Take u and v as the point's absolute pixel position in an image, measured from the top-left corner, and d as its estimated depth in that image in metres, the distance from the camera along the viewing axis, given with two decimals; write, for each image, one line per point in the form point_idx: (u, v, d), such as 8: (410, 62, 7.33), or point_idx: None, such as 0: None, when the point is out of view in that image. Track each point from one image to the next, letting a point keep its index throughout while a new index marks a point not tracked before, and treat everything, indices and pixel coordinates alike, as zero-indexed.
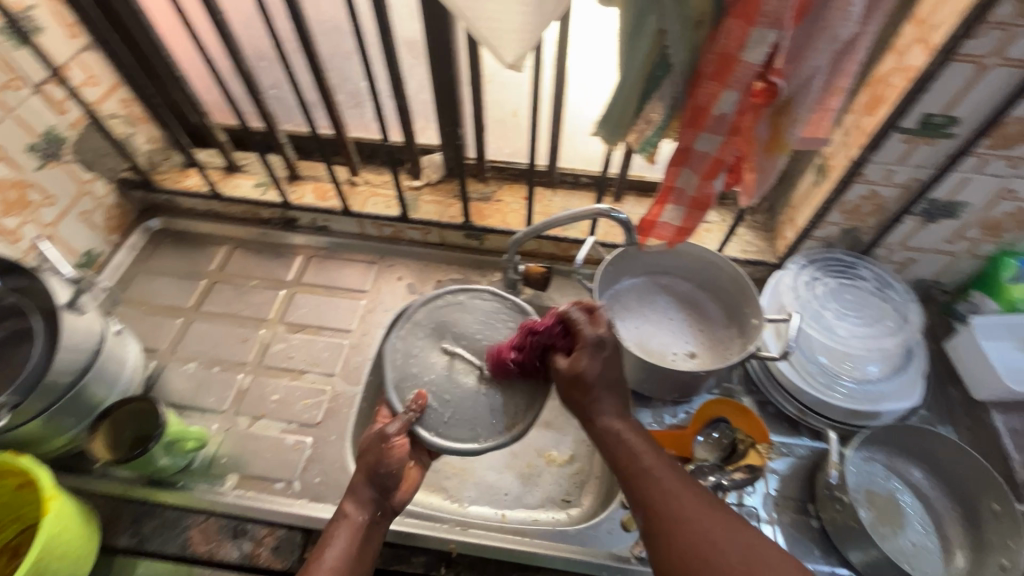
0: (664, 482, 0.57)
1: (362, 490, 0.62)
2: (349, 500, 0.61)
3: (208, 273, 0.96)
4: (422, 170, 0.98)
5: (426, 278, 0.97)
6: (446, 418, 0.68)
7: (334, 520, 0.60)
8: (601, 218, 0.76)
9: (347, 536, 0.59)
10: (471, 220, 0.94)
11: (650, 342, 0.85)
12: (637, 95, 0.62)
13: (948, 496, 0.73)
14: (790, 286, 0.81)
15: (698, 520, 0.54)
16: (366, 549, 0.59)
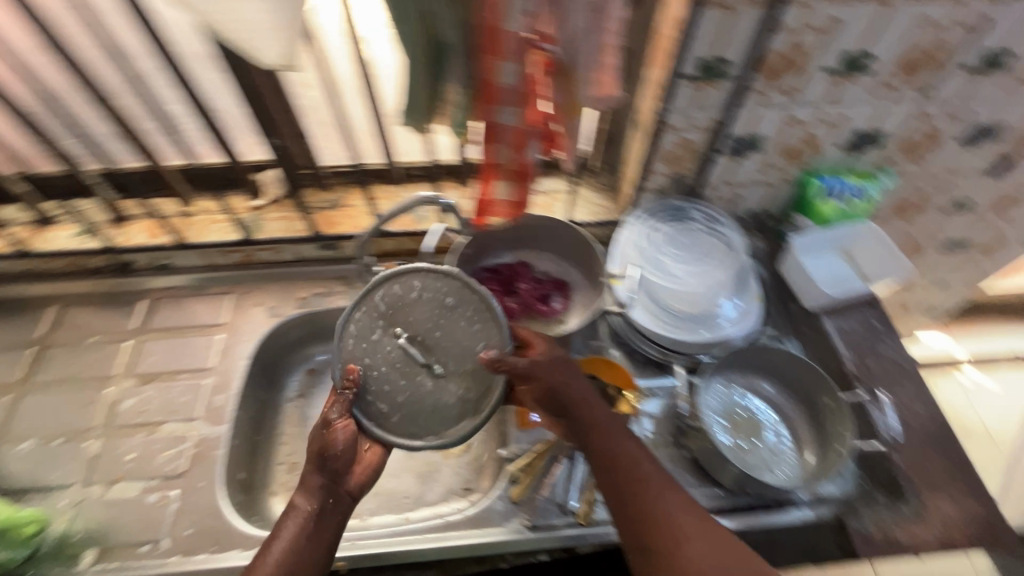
0: (647, 478, 0.60)
1: (309, 482, 0.62)
2: (297, 494, 0.61)
3: (36, 340, 0.87)
4: (261, 188, 0.93)
5: (288, 299, 0.93)
6: (386, 412, 0.65)
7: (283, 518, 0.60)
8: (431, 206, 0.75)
9: (294, 528, 0.59)
10: (320, 230, 0.91)
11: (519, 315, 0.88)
12: (430, 79, 0.63)
13: (796, 400, 0.80)
14: (632, 240, 0.84)
15: (678, 518, 0.57)
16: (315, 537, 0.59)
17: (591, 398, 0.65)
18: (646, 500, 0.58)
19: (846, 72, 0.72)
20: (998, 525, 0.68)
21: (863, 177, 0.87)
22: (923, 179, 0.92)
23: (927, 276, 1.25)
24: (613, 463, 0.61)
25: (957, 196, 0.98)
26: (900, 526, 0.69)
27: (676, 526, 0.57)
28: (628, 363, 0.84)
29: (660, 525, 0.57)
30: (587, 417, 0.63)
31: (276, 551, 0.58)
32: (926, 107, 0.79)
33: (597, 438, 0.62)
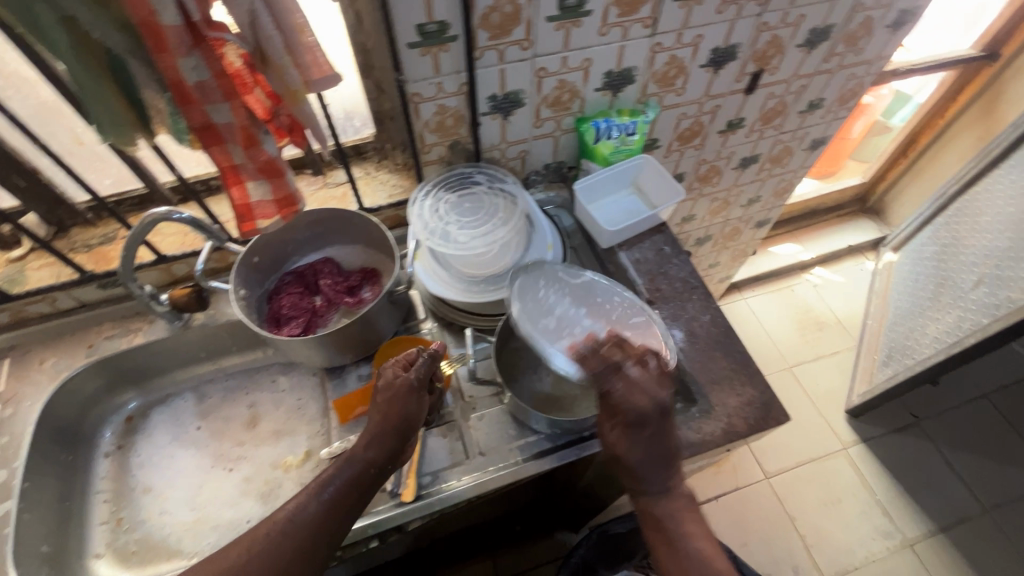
0: (675, 529, 0.67)
1: (385, 426, 0.65)
2: (377, 433, 0.65)
3: None
4: (15, 239, 0.85)
5: (76, 347, 0.86)
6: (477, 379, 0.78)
7: (378, 429, 0.65)
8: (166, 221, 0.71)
9: (343, 475, 0.63)
10: (94, 269, 0.85)
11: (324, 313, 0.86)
12: (111, 91, 0.58)
13: None
14: (417, 217, 0.83)
15: (687, 555, 0.65)
16: (350, 497, 0.63)
17: (652, 462, 0.66)
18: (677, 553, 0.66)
19: (567, 18, 0.75)
20: (771, 404, 0.77)
21: (631, 114, 0.91)
22: (687, 105, 0.99)
23: (738, 193, 1.36)
24: (656, 518, 0.67)
25: (725, 116, 1.06)
26: (688, 425, 0.75)
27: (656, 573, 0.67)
28: (443, 334, 0.87)
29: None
30: (651, 487, 0.67)
31: (317, 482, 0.64)
32: (656, 39, 0.84)
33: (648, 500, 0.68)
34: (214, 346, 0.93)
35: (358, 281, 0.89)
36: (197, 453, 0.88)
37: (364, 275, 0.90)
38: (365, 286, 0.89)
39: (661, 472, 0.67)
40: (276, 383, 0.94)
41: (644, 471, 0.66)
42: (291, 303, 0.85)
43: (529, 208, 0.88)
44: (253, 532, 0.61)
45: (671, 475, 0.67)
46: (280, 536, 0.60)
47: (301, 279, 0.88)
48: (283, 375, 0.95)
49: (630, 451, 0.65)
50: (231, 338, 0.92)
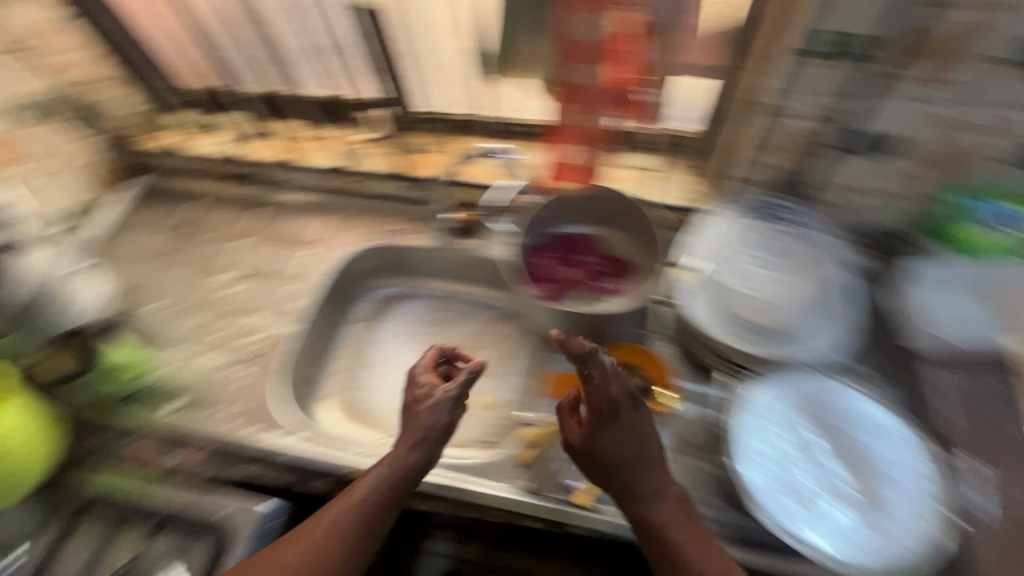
0: (692, 556, 0.57)
1: (413, 431, 0.67)
2: (406, 440, 0.66)
3: (185, 224, 1.07)
4: (372, 125, 1.03)
5: (374, 227, 1.02)
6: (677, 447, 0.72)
7: (413, 432, 0.67)
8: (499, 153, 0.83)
9: (381, 476, 0.64)
10: (400, 171, 0.99)
11: (566, 290, 0.84)
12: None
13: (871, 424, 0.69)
14: (716, 231, 0.80)
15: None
16: (393, 494, 0.64)
17: (634, 459, 0.61)
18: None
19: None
20: None
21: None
22: None
23: None
24: (659, 547, 0.58)
25: None
26: None
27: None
28: (677, 361, 0.80)
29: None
30: (640, 499, 0.60)
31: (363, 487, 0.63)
32: None
33: (643, 517, 0.60)
34: (463, 272, 1.01)
35: (608, 271, 0.85)
36: (419, 352, 0.99)
37: (616, 269, 0.85)
38: (614, 278, 0.85)
39: (642, 481, 0.61)
40: (496, 326, 1.00)
41: (624, 475, 0.61)
42: (544, 266, 0.85)
43: (841, 280, 0.76)
44: (301, 532, 0.61)
45: (659, 486, 0.61)
46: (331, 533, 0.60)
47: (557, 246, 0.88)
48: (504, 322, 1.00)
49: (608, 449, 0.61)
50: (481, 273, 0.99)
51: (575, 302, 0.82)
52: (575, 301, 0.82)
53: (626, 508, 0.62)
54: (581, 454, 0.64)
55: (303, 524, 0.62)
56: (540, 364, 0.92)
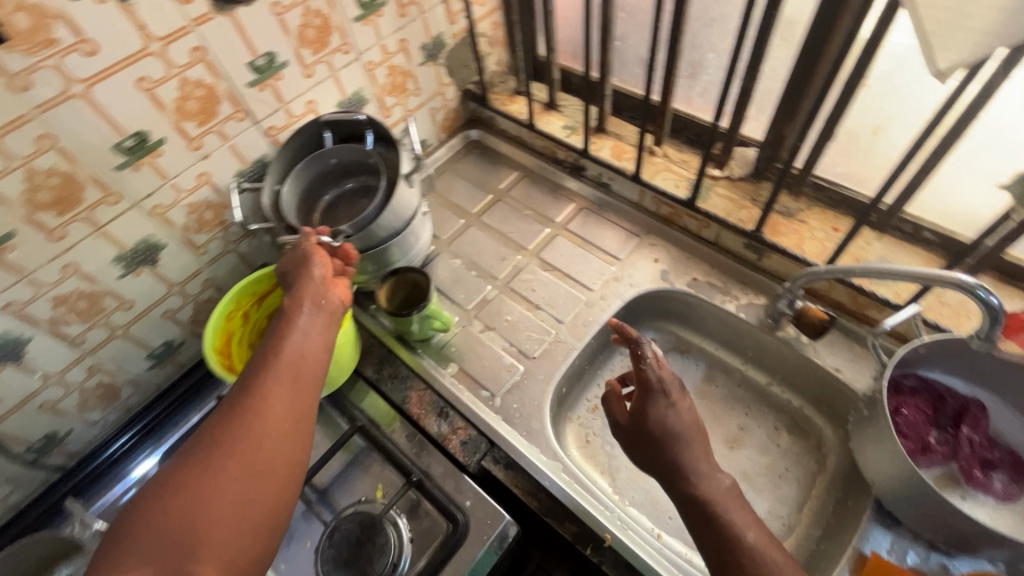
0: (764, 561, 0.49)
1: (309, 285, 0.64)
2: (295, 289, 0.65)
3: (497, 191, 1.08)
4: (728, 162, 0.91)
5: (683, 270, 0.91)
6: None
7: (303, 287, 0.64)
8: (954, 290, 0.56)
9: (301, 323, 0.61)
10: (762, 230, 0.84)
11: (930, 458, 0.66)
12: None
13: None
14: None
15: None
16: (318, 332, 0.62)
17: (674, 445, 0.55)
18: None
19: None
20: None
21: None
22: None
23: None
24: (722, 550, 0.51)
25: None
26: None
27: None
28: None
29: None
30: (688, 480, 0.54)
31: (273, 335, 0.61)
32: None
33: (706, 530, 0.52)
34: (765, 356, 0.87)
35: (996, 464, 0.65)
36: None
37: (1008, 466, 0.65)
38: (1000, 476, 0.65)
39: (691, 460, 0.55)
40: (775, 435, 0.84)
41: (673, 453, 0.55)
42: (909, 425, 0.67)
43: None
44: (274, 375, 0.55)
45: (708, 468, 0.55)
46: (290, 370, 0.57)
47: (934, 404, 0.69)
48: (787, 434, 0.84)
49: (653, 423, 0.56)
50: (789, 373, 0.85)
51: (934, 480, 0.65)
52: (933, 477, 0.66)
53: (680, 499, 0.55)
54: (630, 435, 0.58)
55: (258, 363, 0.57)
56: (827, 511, 0.76)
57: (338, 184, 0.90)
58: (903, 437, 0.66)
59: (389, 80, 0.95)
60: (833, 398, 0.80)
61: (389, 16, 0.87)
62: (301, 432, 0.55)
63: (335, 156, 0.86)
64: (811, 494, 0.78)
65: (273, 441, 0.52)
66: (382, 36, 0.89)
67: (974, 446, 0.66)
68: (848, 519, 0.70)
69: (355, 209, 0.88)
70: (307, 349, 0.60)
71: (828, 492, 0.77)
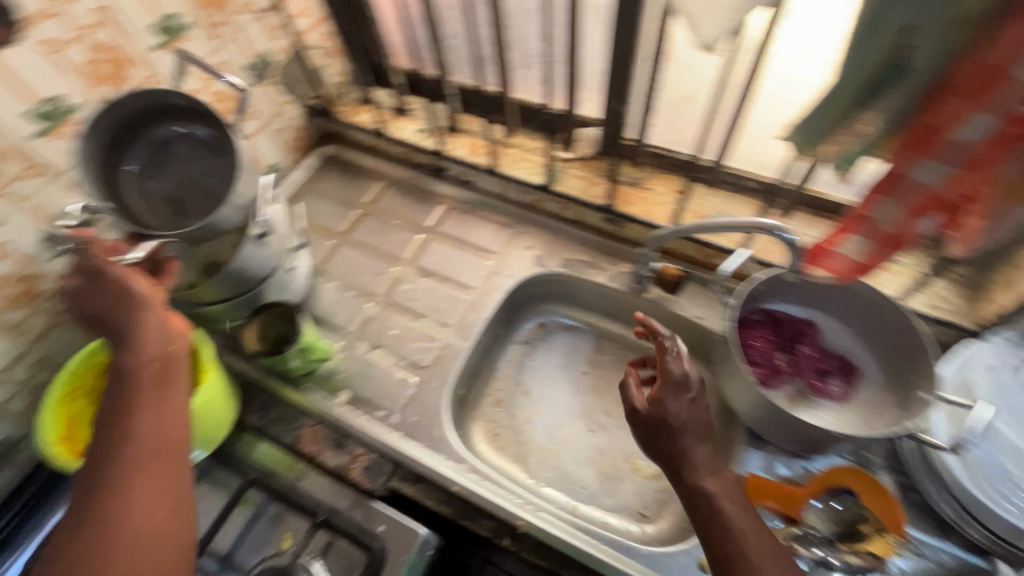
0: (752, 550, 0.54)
1: (145, 330, 0.60)
2: (125, 348, 0.60)
3: (362, 205, 1.05)
4: (576, 143, 0.95)
5: (555, 253, 0.95)
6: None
7: (141, 337, 0.60)
8: (762, 233, 0.65)
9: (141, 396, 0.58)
10: (614, 204, 0.90)
11: (781, 379, 0.76)
12: (849, 97, 0.52)
13: None
14: (986, 364, 0.68)
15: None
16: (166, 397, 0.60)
17: (687, 436, 0.60)
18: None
19: None
20: None
21: None
22: None
23: None
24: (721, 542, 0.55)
25: None
26: None
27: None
28: (899, 499, 0.69)
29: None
30: (694, 472, 0.59)
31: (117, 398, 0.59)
32: None
33: (708, 522, 0.56)
34: None
35: (832, 370, 0.76)
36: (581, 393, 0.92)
37: (842, 369, 0.76)
38: (837, 380, 0.75)
39: (696, 451, 0.59)
40: None
41: (677, 442, 0.60)
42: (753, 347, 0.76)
43: None
44: (138, 457, 0.56)
45: (712, 463, 0.59)
46: (152, 445, 0.57)
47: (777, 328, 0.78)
48: None
49: (668, 412, 0.61)
50: None
51: (787, 400, 0.75)
52: (787, 397, 0.75)
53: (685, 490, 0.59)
54: (647, 424, 0.62)
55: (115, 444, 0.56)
56: None
57: (163, 125, 0.73)
58: (756, 366, 0.76)
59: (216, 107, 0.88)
60: (705, 346, 0.87)
61: (198, 40, 0.81)
62: (181, 502, 0.57)
63: (183, 98, 0.71)
64: None
65: (153, 522, 0.54)
66: (195, 62, 0.82)
67: (813, 359, 0.76)
68: (728, 449, 0.78)
69: (186, 165, 0.73)
70: (165, 414, 0.59)
71: None
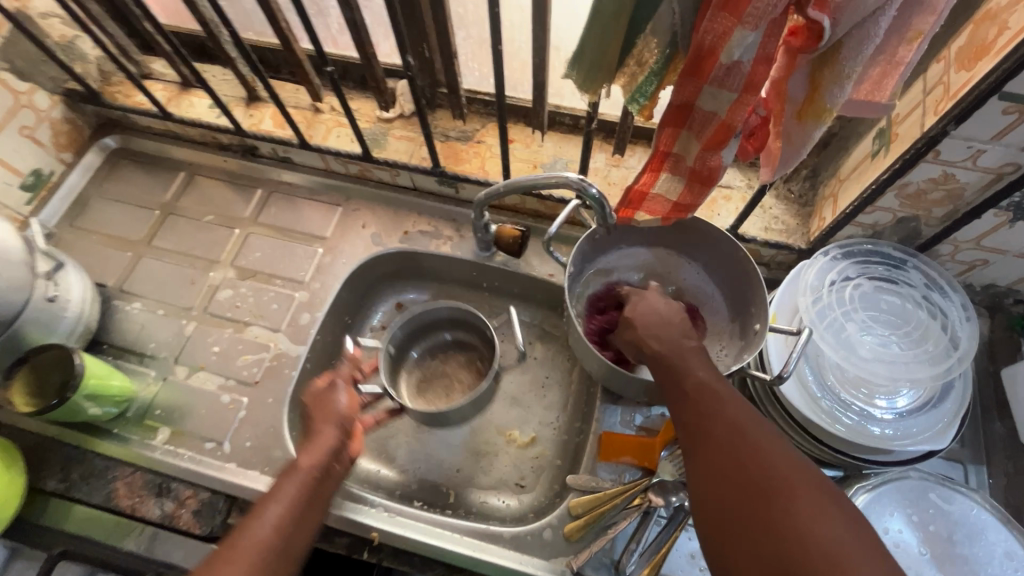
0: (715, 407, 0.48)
1: (323, 436, 0.60)
2: (305, 449, 0.59)
3: (163, 203, 0.89)
4: (394, 100, 0.84)
5: (394, 228, 0.85)
6: None
7: (317, 440, 0.60)
8: (572, 191, 0.59)
9: (293, 492, 0.55)
10: (443, 164, 0.80)
11: None
12: (619, 18, 0.45)
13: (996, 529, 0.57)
14: (810, 286, 0.64)
15: (753, 446, 0.44)
16: (311, 509, 0.55)
17: (644, 314, 0.59)
18: (758, 503, 0.41)
19: None
20: None
21: None
22: None
23: None
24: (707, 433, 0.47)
25: None
26: None
27: (749, 555, 0.41)
28: None
29: (799, 540, 0.39)
30: (641, 333, 0.57)
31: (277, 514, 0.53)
32: None
33: (687, 395, 0.50)
34: (498, 283, 0.86)
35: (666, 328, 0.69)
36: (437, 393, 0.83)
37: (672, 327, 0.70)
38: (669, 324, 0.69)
39: (650, 325, 0.58)
40: (529, 350, 0.86)
41: (630, 321, 0.59)
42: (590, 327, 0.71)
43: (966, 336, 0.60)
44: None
45: (671, 331, 0.57)
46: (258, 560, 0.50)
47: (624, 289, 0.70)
48: (540, 343, 0.86)
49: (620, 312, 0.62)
50: (521, 289, 0.85)
51: None
52: None
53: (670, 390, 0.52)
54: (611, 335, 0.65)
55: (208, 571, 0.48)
56: (582, 403, 0.80)
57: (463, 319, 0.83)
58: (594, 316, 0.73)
59: None
60: (559, 298, 0.83)
61: None
62: None
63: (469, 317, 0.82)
64: (571, 390, 0.82)
65: None
66: None
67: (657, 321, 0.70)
68: (591, 407, 0.75)
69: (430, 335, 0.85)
70: (274, 536, 0.52)
71: (581, 385, 0.82)
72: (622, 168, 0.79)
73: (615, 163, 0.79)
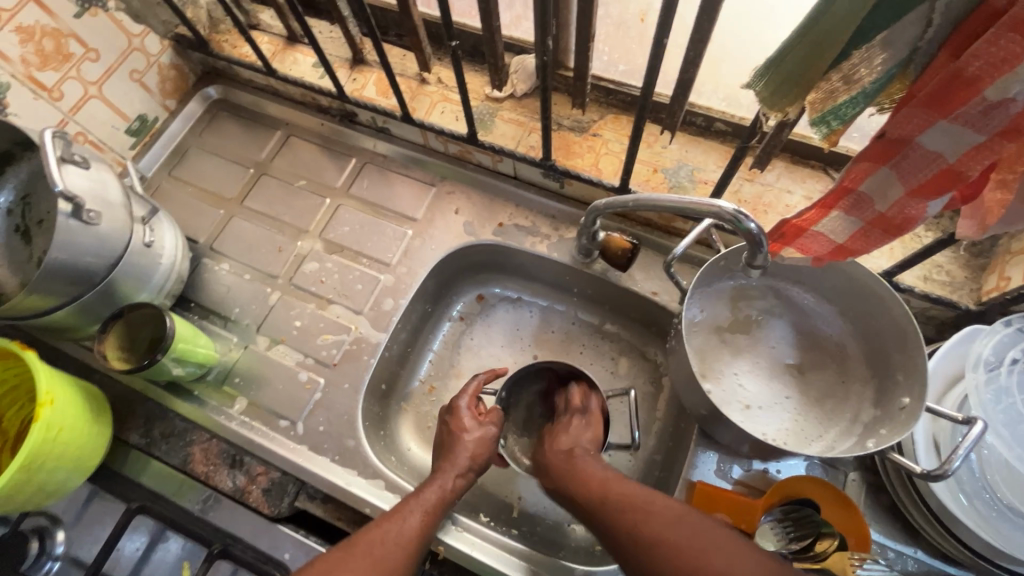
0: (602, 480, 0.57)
1: (467, 445, 0.62)
2: (445, 456, 0.62)
3: (257, 162, 0.86)
4: (507, 77, 0.76)
5: (490, 218, 0.79)
6: None
7: (457, 445, 0.62)
8: (720, 220, 0.51)
9: (433, 500, 0.57)
10: (554, 157, 0.73)
11: (727, 370, 0.66)
12: (863, 8, 0.34)
13: None
14: (984, 360, 0.54)
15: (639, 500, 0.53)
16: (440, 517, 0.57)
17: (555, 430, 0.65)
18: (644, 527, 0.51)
19: None
20: None
21: None
22: None
23: None
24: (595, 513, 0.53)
25: None
26: None
27: None
28: (864, 499, 0.62)
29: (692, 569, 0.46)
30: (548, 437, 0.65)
31: (421, 509, 0.56)
32: None
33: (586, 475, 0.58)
34: (591, 291, 0.79)
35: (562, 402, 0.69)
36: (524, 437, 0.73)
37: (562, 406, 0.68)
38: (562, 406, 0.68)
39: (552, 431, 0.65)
40: (614, 367, 0.79)
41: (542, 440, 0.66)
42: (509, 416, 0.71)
43: None
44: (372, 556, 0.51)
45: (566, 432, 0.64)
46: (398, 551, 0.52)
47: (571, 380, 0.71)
48: (626, 362, 0.79)
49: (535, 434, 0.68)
50: (616, 301, 0.78)
51: (732, 401, 0.64)
52: (733, 399, 0.64)
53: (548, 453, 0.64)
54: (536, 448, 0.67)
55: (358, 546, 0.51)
56: (668, 436, 0.73)
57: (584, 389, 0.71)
58: (695, 352, 0.66)
59: (30, 48, 0.67)
60: (658, 318, 0.75)
61: None
62: None
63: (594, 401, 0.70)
64: (656, 418, 0.75)
65: None
66: None
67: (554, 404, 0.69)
68: (681, 445, 0.69)
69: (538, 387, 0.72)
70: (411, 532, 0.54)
71: (668, 418, 0.74)
72: (758, 184, 0.69)
73: (750, 177, 0.70)
